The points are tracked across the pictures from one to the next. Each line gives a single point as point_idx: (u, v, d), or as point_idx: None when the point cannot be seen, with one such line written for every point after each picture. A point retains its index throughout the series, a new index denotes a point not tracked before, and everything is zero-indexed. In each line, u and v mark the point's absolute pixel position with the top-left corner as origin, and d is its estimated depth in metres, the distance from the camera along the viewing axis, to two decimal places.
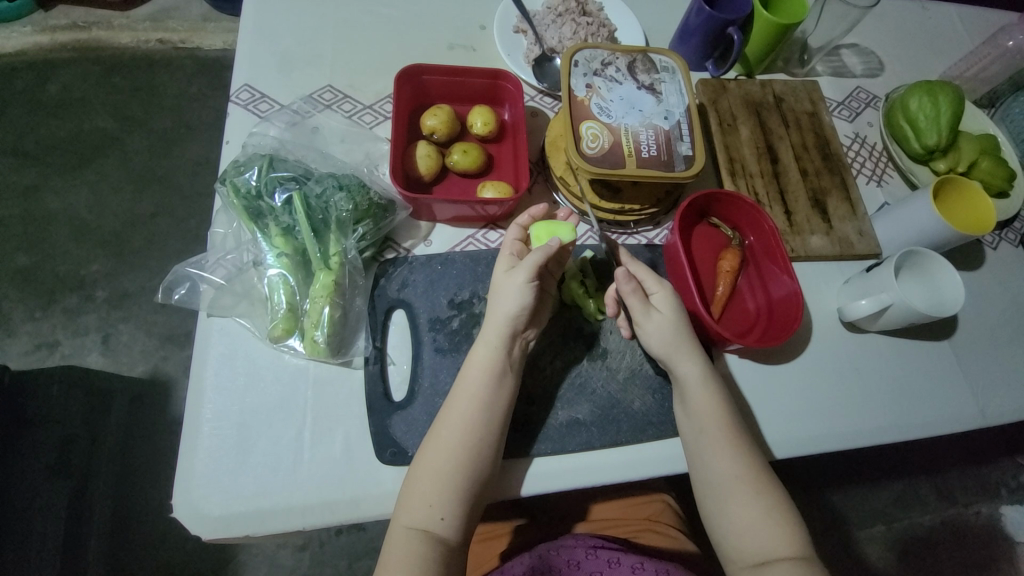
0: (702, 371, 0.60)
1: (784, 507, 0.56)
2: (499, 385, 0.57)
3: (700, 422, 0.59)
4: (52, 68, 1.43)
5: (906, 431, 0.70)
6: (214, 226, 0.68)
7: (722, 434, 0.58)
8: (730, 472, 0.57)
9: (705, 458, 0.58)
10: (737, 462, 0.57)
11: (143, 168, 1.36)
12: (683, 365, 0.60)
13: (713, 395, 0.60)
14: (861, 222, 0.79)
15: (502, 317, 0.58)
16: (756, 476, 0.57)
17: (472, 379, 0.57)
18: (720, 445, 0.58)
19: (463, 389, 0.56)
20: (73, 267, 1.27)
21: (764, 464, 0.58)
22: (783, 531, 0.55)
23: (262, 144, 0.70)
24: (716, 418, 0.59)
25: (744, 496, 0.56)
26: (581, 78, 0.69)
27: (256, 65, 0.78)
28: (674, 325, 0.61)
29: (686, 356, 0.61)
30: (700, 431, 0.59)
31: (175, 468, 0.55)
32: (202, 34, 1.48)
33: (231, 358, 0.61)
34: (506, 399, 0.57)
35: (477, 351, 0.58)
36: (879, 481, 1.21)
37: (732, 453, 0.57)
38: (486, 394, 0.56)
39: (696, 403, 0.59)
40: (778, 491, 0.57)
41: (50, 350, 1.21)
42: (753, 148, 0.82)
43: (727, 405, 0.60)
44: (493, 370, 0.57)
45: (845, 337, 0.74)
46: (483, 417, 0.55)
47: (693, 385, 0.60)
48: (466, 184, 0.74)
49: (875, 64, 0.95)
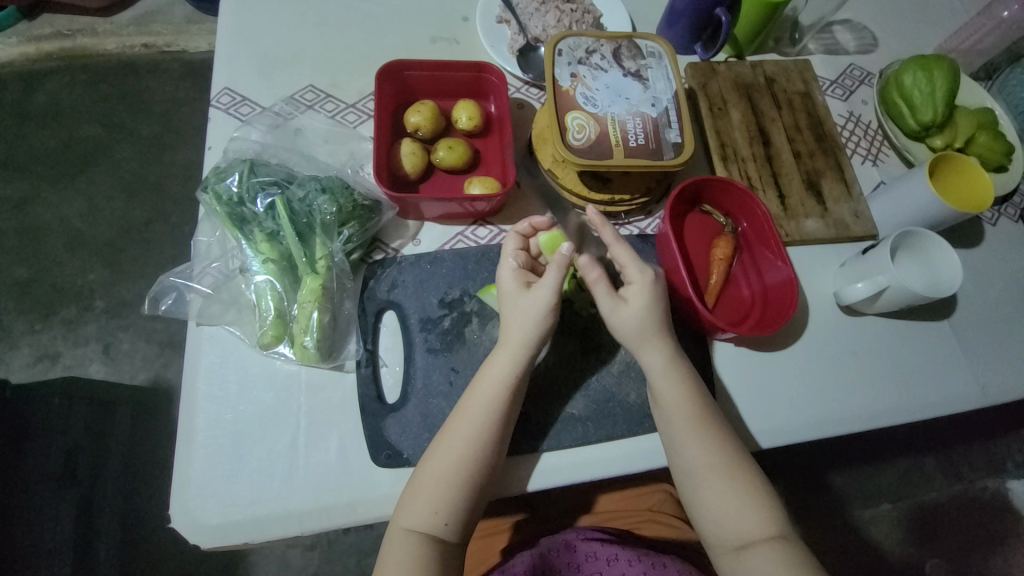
0: (670, 361, 0.58)
1: (760, 488, 0.56)
2: (512, 402, 0.56)
3: (669, 413, 0.58)
4: (37, 78, 1.41)
5: (906, 413, 0.69)
6: (198, 234, 0.67)
7: (693, 425, 0.57)
8: (703, 461, 0.56)
9: (679, 447, 0.57)
10: (711, 449, 0.56)
11: (135, 175, 1.35)
12: (649, 358, 0.58)
13: (681, 384, 0.58)
14: (857, 204, 0.78)
15: (519, 341, 0.56)
16: (729, 461, 0.56)
17: (482, 395, 0.56)
18: (693, 435, 0.57)
19: (473, 400, 0.56)
20: (70, 278, 1.27)
21: (739, 448, 0.58)
22: (759, 514, 0.54)
23: (244, 149, 0.69)
24: (686, 409, 0.57)
25: (719, 482, 0.55)
26: (566, 67, 0.68)
27: (236, 68, 0.76)
28: (644, 319, 0.58)
29: (654, 346, 0.58)
30: (671, 422, 0.58)
31: (173, 478, 0.55)
32: (186, 37, 1.46)
33: (223, 366, 0.61)
34: (514, 414, 0.57)
35: (490, 370, 0.56)
36: (884, 461, 1.21)
37: (705, 440, 0.56)
38: (495, 405, 0.55)
39: (664, 394, 0.58)
40: (754, 473, 0.57)
41: (52, 361, 1.21)
42: (745, 132, 0.80)
43: (696, 393, 0.58)
44: (510, 392, 0.56)
45: (842, 321, 0.73)
46: (493, 430, 0.55)
47: (660, 376, 0.58)
48: (453, 180, 0.73)
49: (868, 40, 0.93)
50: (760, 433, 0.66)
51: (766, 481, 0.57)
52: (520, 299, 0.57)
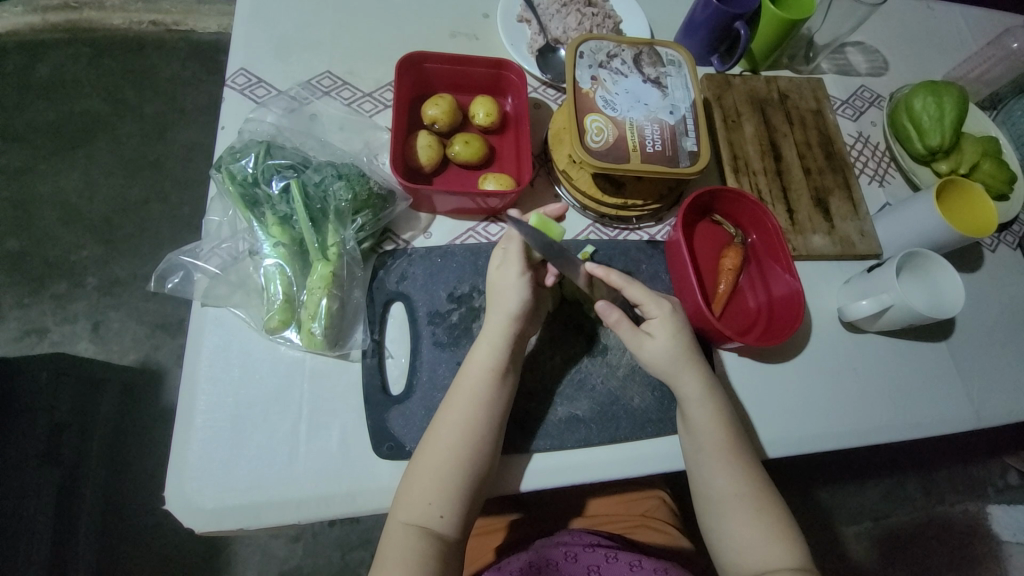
0: (705, 389, 0.59)
1: (782, 520, 0.56)
2: (500, 384, 0.56)
3: (701, 439, 0.58)
4: (41, 48, 1.39)
5: (902, 431, 0.70)
6: (209, 213, 0.66)
7: (724, 450, 0.58)
8: (732, 488, 0.57)
9: (706, 473, 0.58)
10: (737, 477, 0.57)
11: (137, 152, 1.33)
12: (685, 385, 0.59)
13: (715, 412, 0.59)
14: (863, 222, 0.79)
15: (503, 318, 0.57)
16: (757, 489, 0.57)
17: (471, 379, 0.56)
18: (720, 462, 0.57)
19: (464, 381, 0.56)
20: (64, 252, 1.24)
21: (763, 475, 0.58)
22: (783, 545, 0.55)
23: (258, 130, 0.68)
24: (717, 436, 0.58)
25: (745, 511, 0.56)
26: (586, 69, 0.68)
27: (254, 49, 0.76)
28: (672, 351, 0.59)
29: (689, 375, 0.59)
30: (701, 448, 0.58)
31: (170, 459, 0.54)
32: (196, 17, 1.44)
33: (226, 349, 0.60)
34: (506, 398, 0.57)
35: (477, 352, 0.57)
36: (869, 478, 1.23)
37: (732, 468, 0.57)
38: (487, 389, 0.55)
39: (696, 420, 0.59)
40: (777, 505, 0.57)
41: (40, 337, 1.18)
42: (757, 146, 0.81)
43: (728, 420, 0.59)
44: (495, 372, 0.56)
45: (845, 337, 0.74)
46: (482, 417, 0.55)
47: (694, 403, 0.59)
48: (467, 175, 0.73)
49: (879, 63, 0.95)
50: (760, 443, 0.67)
51: (788, 513, 0.57)
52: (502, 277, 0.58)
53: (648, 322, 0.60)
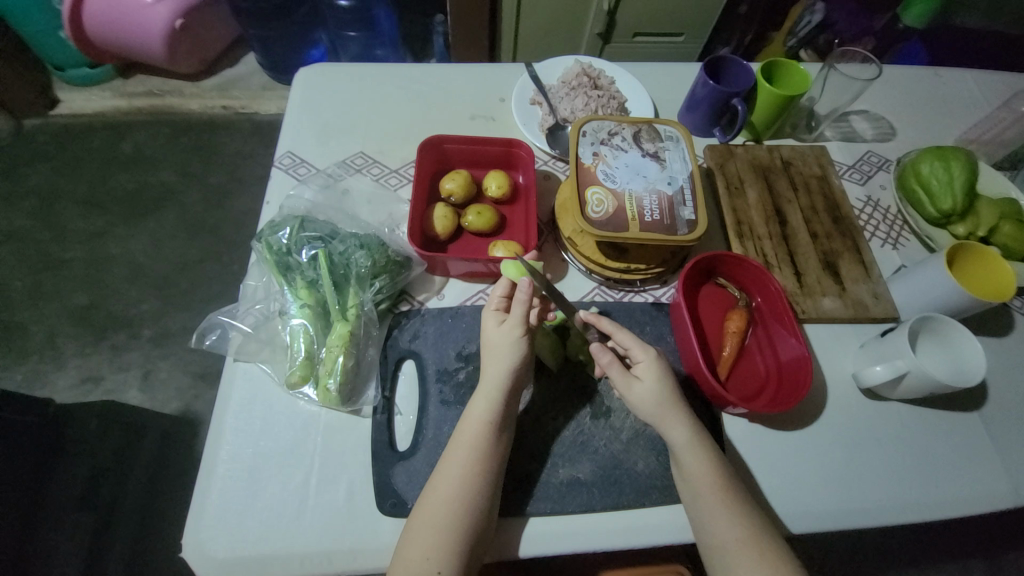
0: (692, 433, 0.59)
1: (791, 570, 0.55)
2: (495, 439, 0.58)
3: (694, 487, 0.58)
4: (129, 129, 1.62)
5: (937, 510, 0.65)
6: (247, 278, 0.74)
7: (720, 495, 0.57)
8: (729, 537, 0.55)
9: (707, 523, 0.57)
10: (737, 525, 0.56)
11: (198, 217, 1.50)
12: (672, 430, 0.59)
13: (707, 459, 0.59)
14: (876, 285, 0.78)
15: (497, 373, 0.60)
16: (756, 540, 0.55)
17: (468, 433, 0.58)
18: (719, 510, 0.56)
19: (461, 436, 0.58)
20: (126, 307, 1.38)
21: (765, 526, 0.57)
22: None
23: (296, 205, 0.78)
24: (711, 483, 0.57)
25: (751, 561, 0.54)
26: (589, 147, 0.75)
27: (300, 134, 0.87)
28: (660, 393, 0.60)
29: (675, 421, 0.60)
30: (698, 495, 0.57)
31: (192, 506, 0.58)
32: (260, 101, 1.67)
33: (251, 401, 0.65)
34: (500, 453, 0.58)
35: (473, 406, 0.59)
36: (924, 563, 1.11)
37: (731, 515, 0.56)
38: (483, 443, 0.58)
39: (688, 466, 0.58)
40: (783, 552, 0.56)
41: (95, 384, 1.29)
42: (761, 211, 0.84)
43: (721, 463, 0.59)
44: (489, 426, 0.58)
45: (864, 405, 0.71)
46: (479, 473, 0.56)
47: (684, 448, 0.59)
48: (479, 242, 0.79)
49: (885, 129, 0.97)
50: (774, 517, 0.63)
51: (796, 560, 0.56)
52: (494, 329, 0.62)
53: (634, 366, 0.63)
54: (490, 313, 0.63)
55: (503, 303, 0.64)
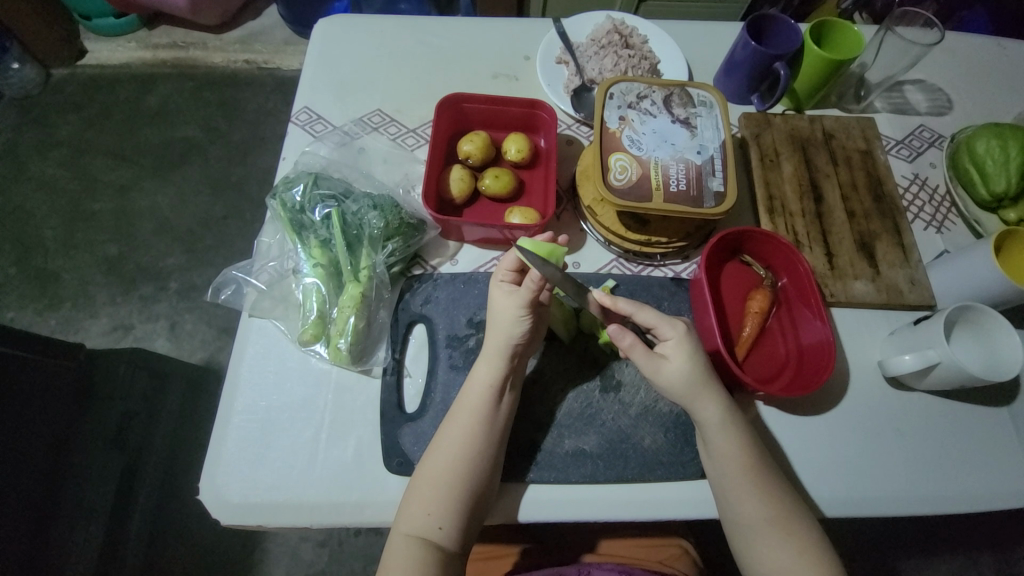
0: (725, 414, 0.58)
1: (813, 543, 0.56)
2: (497, 403, 0.59)
3: (723, 468, 0.57)
4: (153, 81, 1.62)
5: (953, 505, 0.63)
6: (261, 235, 0.74)
7: (748, 476, 0.56)
8: (758, 515, 0.56)
9: (733, 501, 0.57)
10: (763, 503, 0.56)
11: (221, 173, 1.51)
12: (703, 410, 0.58)
13: (737, 439, 0.57)
14: (914, 270, 0.74)
15: (503, 338, 0.59)
16: (785, 517, 0.56)
17: (473, 396, 0.58)
18: (746, 490, 0.56)
19: (466, 400, 0.58)
20: (152, 259, 1.42)
21: (793, 502, 0.57)
22: (813, 568, 0.55)
23: (312, 162, 0.77)
24: (740, 463, 0.57)
25: (775, 536, 0.55)
26: (615, 110, 0.70)
27: (317, 90, 0.85)
28: (691, 373, 0.57)
29: (708, 401, 0.57)
30: (724, 474, 0.57)
31: (208, 453, 0.61)
32: (282, 56, 1.64)
33: (265, 356, 0.66)
34: (503, 417, 0.59)
35: (477, 369, 0.60)
36: (934, 556, 1.09)
37: (758, 495, 0.56)
38: (488, 408, 0.58)
39: (717, 446, 0.57)
40: (807, 527, 0.56)
41: (125, 332, 1.34)
42: (796, 186, 0.79)
43: (750, 443, 0.58)
44: (493, 390, 0.58)
45: (887, 394, 0.68)
46: (482, 436, 0.57)
47: (714, 429, 0.57)
48: (496, 207, 0.77)
49: (942, 102, 0.89)
50: None
51: (819, 533, 0.57)
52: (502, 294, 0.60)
53: (661, 343, 0.59)
54: (496, 283, 0.62)
55: (512, 275, 0.62)
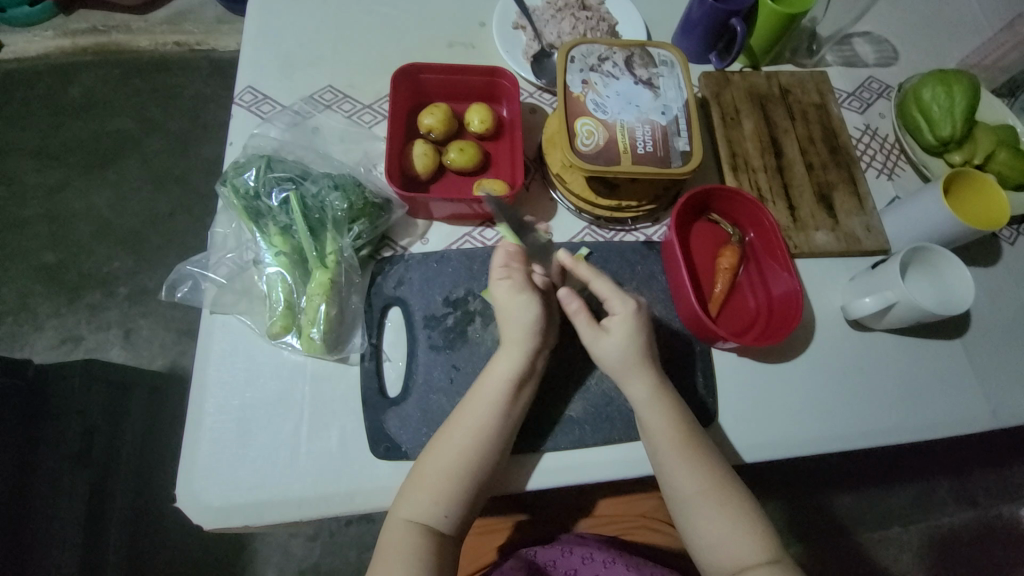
0: (656, 391, 0.59)
1: (750, 510, 0.56)
2: (516, 396, 0.58)
3: (656, 445, 0.58)
4: (73, 70, 1.47)
5: (910, 433, 0.68)
6: (214, 226, 0.69)
7: (680, 448, 0.58)
8: (692, 488, 0.57)
9: (669, 475, 0.58)
10: (697, 474, 0.57)
11: (163, 167, 1.41)
12: (635, 387, 0.59)
13: (665, 413, 0.59)
14: (869, 218, 0.77)
15: (526, 332, 0.58)
16: (718, 487, 0.57)
17: (489, 389, 0.57)
18: (679, 462, 0.57)
19: (481, 390, 0.57)
20: (96, 265, 1.32)
21: (726, 471, 0.58)
22: (753, 538, 0.55)
23: (263, 145, 0.72)
24: (671, 437, 0.58)
25: (711, 507, 0.56)
26: (577, 73, 0.69)
27: (260, 68, 0.79)
28: (630, 351, 0.59)
29: (638, 377, 0.59)
30: (657, 449, 0.58)
31: (181, 459, 0.58)
32: (216, 36, 1.52)
33: (233, 353, 0.63)
34: (519, 409, 0.58)
35: (496, 362, 0.58)
36: (893, 482, 1.19)
37: (691, 466, 0.57)
38: (505, 401, 0.57)
39: (648, 422, 0.59)
40: (742, 494, 0.57)
41: (75, 344, 1.25)
42: (757, 143, 0.80)
43: (682, 416, 0.59)
44: (514, 384, 0.57)
45: (849, 337, 0.72)
46: (494, 427, 0.56)
47: (644, 405, 0.59)
48: (463, 182, 0.75)
49: (888, 53, 0.92)
50: (758, 445, 0.65)
51: (755, 501, 0.58)
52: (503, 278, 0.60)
53: (608, 317, 0.61)
54: (495, 283, 0.60)
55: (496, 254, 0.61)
